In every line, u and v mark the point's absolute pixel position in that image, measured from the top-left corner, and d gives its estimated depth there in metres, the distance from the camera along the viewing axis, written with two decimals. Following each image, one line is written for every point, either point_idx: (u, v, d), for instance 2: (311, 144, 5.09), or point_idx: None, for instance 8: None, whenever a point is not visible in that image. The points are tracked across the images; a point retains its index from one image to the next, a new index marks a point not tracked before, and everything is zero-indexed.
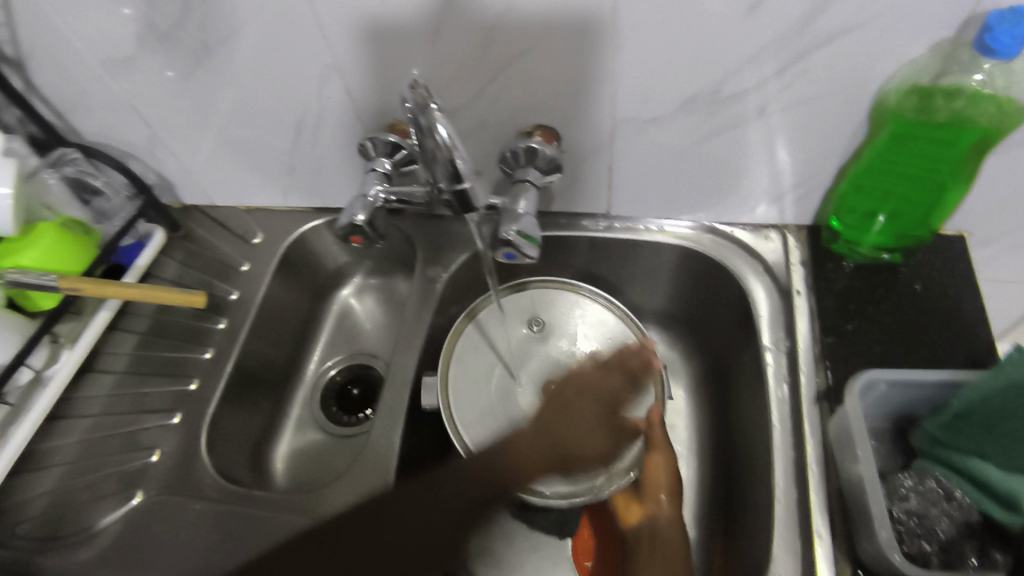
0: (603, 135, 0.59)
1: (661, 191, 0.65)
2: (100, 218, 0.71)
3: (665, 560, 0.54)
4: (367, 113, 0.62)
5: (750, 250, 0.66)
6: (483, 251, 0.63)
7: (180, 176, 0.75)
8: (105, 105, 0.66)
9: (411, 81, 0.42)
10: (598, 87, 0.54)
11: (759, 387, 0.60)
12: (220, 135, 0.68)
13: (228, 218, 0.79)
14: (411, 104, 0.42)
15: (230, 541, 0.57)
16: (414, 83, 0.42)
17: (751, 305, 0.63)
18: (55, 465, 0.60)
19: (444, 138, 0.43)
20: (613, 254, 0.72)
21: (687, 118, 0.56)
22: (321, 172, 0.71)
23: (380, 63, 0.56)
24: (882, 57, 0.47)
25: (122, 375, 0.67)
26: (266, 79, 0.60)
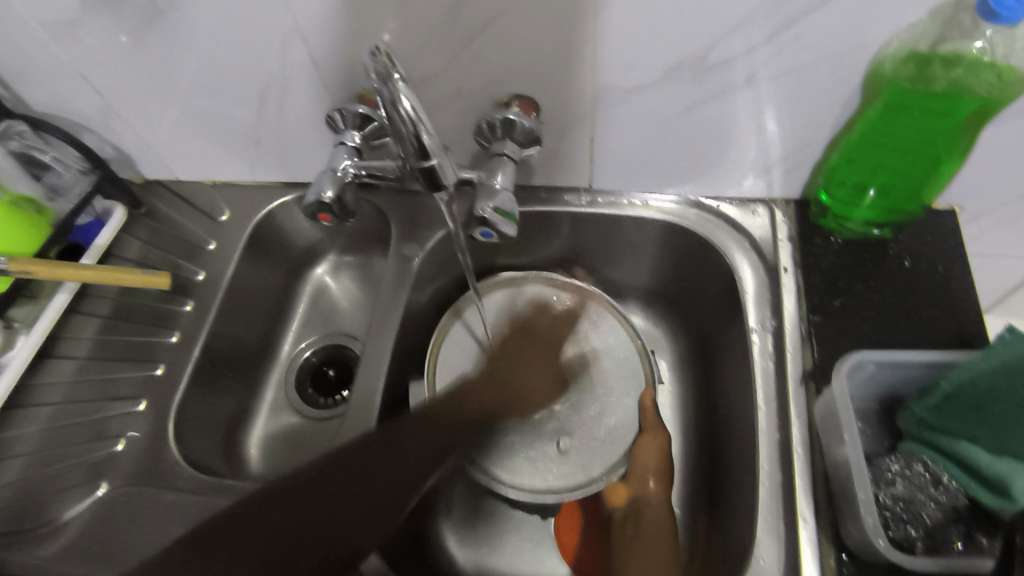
0: (585, 104, 0.55)
1: (645, 165, 0.62)
2: (53, 195, 0.66)
3: (649, 539, 0.54)
4: (334, 81, 0.58)
5: (737, 225, 0.64)
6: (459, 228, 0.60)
7: (140, 149, 0.71)
8: (52, 73, 0.61)
9: (372, 46, 0.38)
10: (578, 52, 0.51)
11: (744, 367, 0.58)
12: (179, 106, 0.64)
13: (193, 193, 0.75)
14: (374, 74, 0.39)
15: None
16: (374, 51, 0.38)
17: (738, 283, 0.61)
18: (16, 456, 0.58)
19: (409, 111, 0.39)
20: (595, 230, 0.69)
21: (673, 87, 0.53)
22: (289, 145, 0.67)
23: (346, 27, 0.52)
24: (879, 22, 0.45)
25: (86, 361, 0.65)
26: (223, 44, 0.56)
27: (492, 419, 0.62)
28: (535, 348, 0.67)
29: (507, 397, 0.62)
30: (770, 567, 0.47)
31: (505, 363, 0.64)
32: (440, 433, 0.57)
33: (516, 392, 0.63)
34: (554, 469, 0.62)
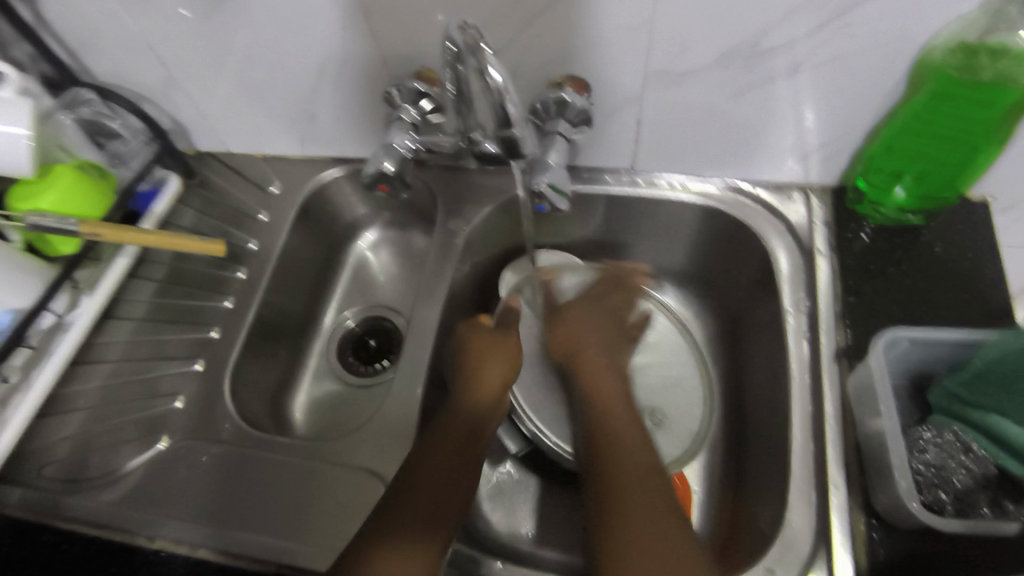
0: (636, 87, 0.58)
1: (689, 148, 0.64)
2: (116, 161, 0.70)
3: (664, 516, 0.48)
4: (393, 59, 0.60)
5: (774, 210, 0.66)
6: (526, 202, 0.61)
7: (196, 121, 0.73)
8: (119, 43, 0.63)
9: (462, 21, 0.42)
10: (633, 36, 0.53)
11: (778, 346, 0.61)
12: (237, 79, 0.66)
13: (243, 165, 0.78)
14: (461, 45, 0.42)
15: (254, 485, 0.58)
16: (463, 26, 0.42)
17: (773, 264, 0.63)
18: (79, 408, 0.62)
19: (498, 81, 0.42)
20: (635, 212, 0.72)
21: (722, 72, 0.55)
22: (341, 120, 0.69)
23: (412, 5, 0.54)
24: (927, 13, 0.47)
25: (141, 323, 0.68)
26: (288, 20, 0.58)
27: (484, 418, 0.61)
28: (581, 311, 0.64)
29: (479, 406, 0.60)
30: (801, 530, 0.50)
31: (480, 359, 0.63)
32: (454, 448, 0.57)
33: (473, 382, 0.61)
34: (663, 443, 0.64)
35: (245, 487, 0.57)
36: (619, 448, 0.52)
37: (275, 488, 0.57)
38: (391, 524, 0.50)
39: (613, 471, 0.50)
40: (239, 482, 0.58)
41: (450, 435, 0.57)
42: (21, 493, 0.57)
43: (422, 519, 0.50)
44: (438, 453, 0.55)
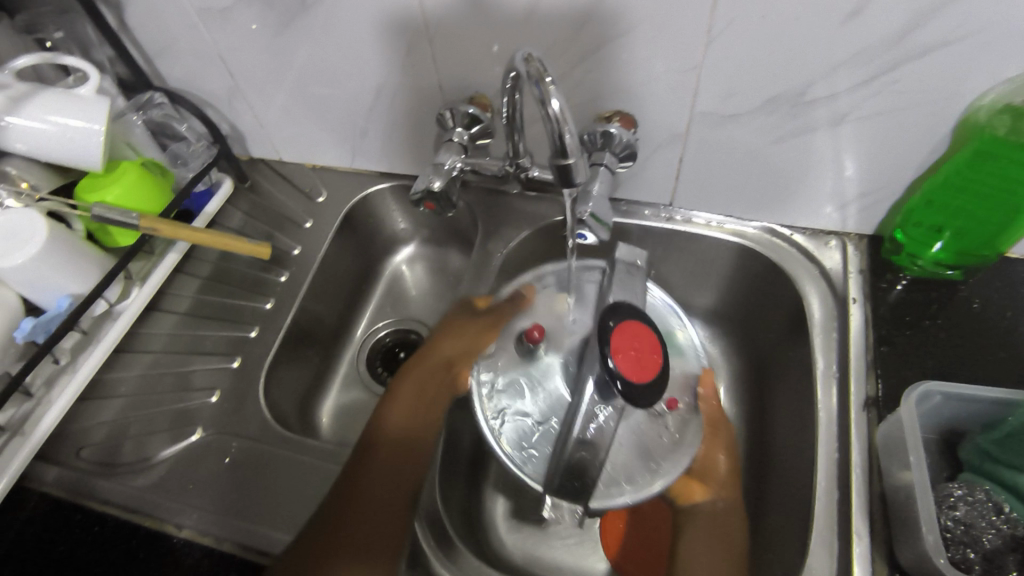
0: (681, 126, 0.59)
1: (731, 188, 0.65)
2: (178, 162, 0.73)
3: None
4: (450, 83, 0.62)
5: (810, 256, 0.66)
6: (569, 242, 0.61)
7: (254, 130, 0.77)
8: (192, 52, 0.67)
9: (527, 53, 0.43)
10: (685, 77, 0.55)
11: (807, 390, 0.60)
12: (298, 93, 0.69)
13: (294, 173, 0.81)
14: (525, 75, 0.44)
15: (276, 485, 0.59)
16: (528, 58, 0.43)
17: (805, 310, 0.63)
18: (119, 395, 0.65)
19: (556, 110, 0.44)
20: (669, 247, 0.72)
21: (767, 117, 0.56)
22: (393, 139, 0.72)
23: (471, 34, 0.57)
24: (974, 75, 0.48)
25: (184, 317, 0.71)
26: (353, 42, 0.61)
27: (415, 442, 0.62)
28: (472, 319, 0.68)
29: (405, 432, 0.63)
30: None
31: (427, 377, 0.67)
32: (385, 457, 0.61)
33: (410, 429, 0.63)
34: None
35: (266, 487, 0.58)
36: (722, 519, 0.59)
37: (295, 488, 0.58)
38: (322, 553, 0.54)
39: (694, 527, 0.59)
40: (258, 483, 0.59)
41: (387, 451, 0.61)
42: (56, 471, 0.60)
43: (352, 549, 0.54)
44: (371, 469, 0.59)
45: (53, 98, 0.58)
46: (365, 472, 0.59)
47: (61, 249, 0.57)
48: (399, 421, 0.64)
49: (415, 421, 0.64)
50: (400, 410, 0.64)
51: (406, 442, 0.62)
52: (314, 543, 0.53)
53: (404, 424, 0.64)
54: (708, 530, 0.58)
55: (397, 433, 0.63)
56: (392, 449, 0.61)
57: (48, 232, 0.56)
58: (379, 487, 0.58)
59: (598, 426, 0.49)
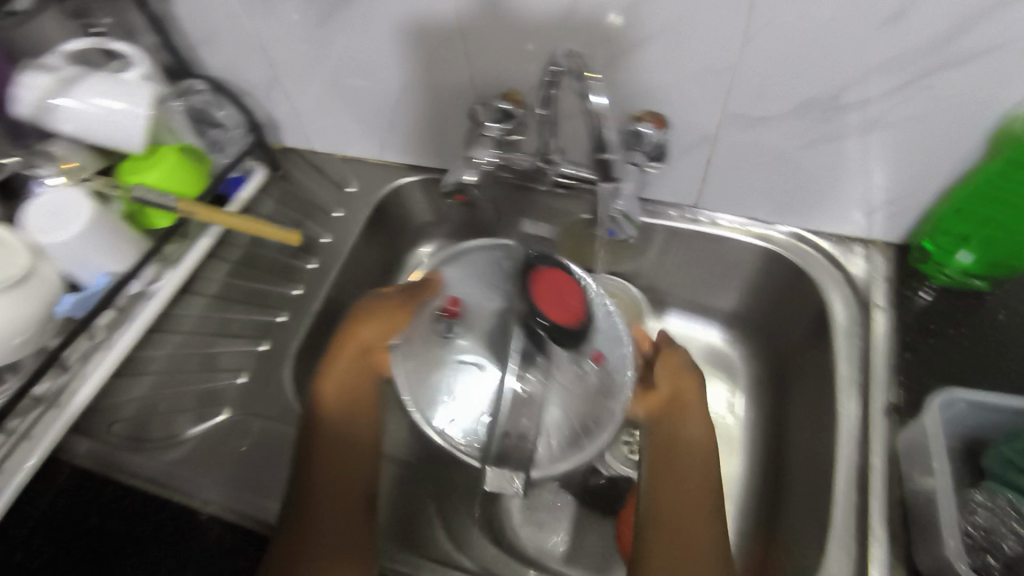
0: (713, 128, 0.60)
1: (758, 191, 0.66)
2: (215, 148, 0.75)
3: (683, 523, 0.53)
4: (485, 79, 0.63)
5: (835, 262, 0.67)
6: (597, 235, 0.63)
7: (288, 119, 0.78)
8: (234, 41, 0.69)
9: (568, 49, 0.47)
10: (719, 79, 0.55)
11: (828, 394, 0.61)
12: (334, 84, 0.70)
13: (324, 163, 0.82)
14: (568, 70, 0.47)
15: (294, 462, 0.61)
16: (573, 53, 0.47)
17: (828, 315, 0.64)
18: (148, 372, 0.66)
19: None
20: (692, 248, 0.73)
21: (799, 121, 0.57)
22: (424, 132, 0.73)
23: (508, 30, 0.57)
24: (1011, 84, 0.48)
25: (213, 299, 0.72)
26: (391, 35, 0.62)
27: (346, 468, 0.56)
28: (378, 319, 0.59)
29: (348, 449, 0.57)
30: None
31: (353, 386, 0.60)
32: (329, 456, 0.56)
33: (351, 437, 0.58)
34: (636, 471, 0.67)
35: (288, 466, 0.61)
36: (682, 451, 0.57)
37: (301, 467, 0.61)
38: (305, 532, 0.52)
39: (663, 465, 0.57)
40: (280, 460, 0.61)
41: (327, 449, 0.56)
42: (88, 444, 0.60)
43: (325, 535, 0.52)
44: (320, 468, 0.55)
45: (101, 83, 0.60)
46: (314, 463, 0.55)
47: (105, 229, 0.59)
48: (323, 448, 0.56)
49: (341, 423, 0.58)
50: (327, 418, 0.58)
51: (329, 466, 0.55)
52: (298, 525, 0.52)
53: (343, 414, 0.59)
54: (667, 458, 0.57)
55: (338, 411, 0.58)
56: (333, 444, 0.57)
57: (92, 211, 0.57)
58: (332, 490, 0.54)
59: (530, 421, 0.46)
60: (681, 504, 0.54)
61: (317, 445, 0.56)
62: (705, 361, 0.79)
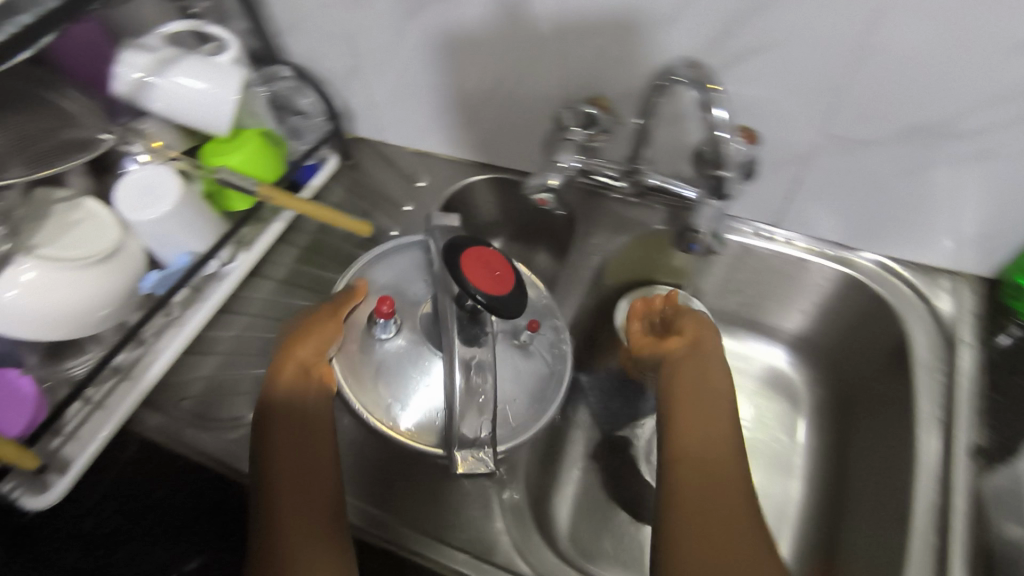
0: (805, 147, 0.58)
1: (843, 214, 0.64)
2: (294, 135, 0.76)
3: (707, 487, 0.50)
4: (573, 82, 0.62)
5: (920, 293, 0.64)
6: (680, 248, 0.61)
7: (364, 110, 0.79)
8: (322, 30, 0.69)
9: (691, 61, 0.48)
10: (820, 97, 0.54)
11: (905, 429, 0.59)
12: (416, 78, 0.71)
13: (395, 156, 0.82)
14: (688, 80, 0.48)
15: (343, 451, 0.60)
16: (692, 66, 0.48)
17: (909, 346, 0.61)
18: (215, 352, 0.67)
19: None
20: (766, 268, 0.71)
21: (899, 146, 0.55)
22: (501, 131, 0.73)
23: (604, 36, 0.57)
24: None
25: (280, 284, 0.73)
26: (482, 33, 0.62)
27: (308, 457, 0.53)
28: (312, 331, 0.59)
29: (292, 433, 0.54)
30: None
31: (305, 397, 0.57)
32: (281, 432, 0.54)
33: (294, 419, 0.55)
34: None
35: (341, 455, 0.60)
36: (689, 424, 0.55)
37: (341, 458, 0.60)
38: (273, 526, 0.50)
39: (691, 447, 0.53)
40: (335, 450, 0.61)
41: (283, 424, 0.55)
42: (158, 419, 0.61)
43: (292, 518, 0.50)
44: (282, 452, 0.53)
45: (196, 64, 0.61)
46: (275, 446, 0.53)
47: (190, 211, 0.60)
48: (287, 436, 0.54)
49: (282, 415, 0.55)
50: (282, 409, 0.55)
51: (281, 460, 0.53)
52: (275, 515, 0.50)
53: (289, 398, 0.56)
54: (695, 409, 0.56)
55: (283, 405, 0.55)
56: (271, 423, 0.55)
57: (180, 191, 0.59)
58: (289, 476, 0.52)
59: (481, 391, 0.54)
60: (710, 490, 0.50)
61: (266, 429, 0.54)
62: (763, 382, 0.77)
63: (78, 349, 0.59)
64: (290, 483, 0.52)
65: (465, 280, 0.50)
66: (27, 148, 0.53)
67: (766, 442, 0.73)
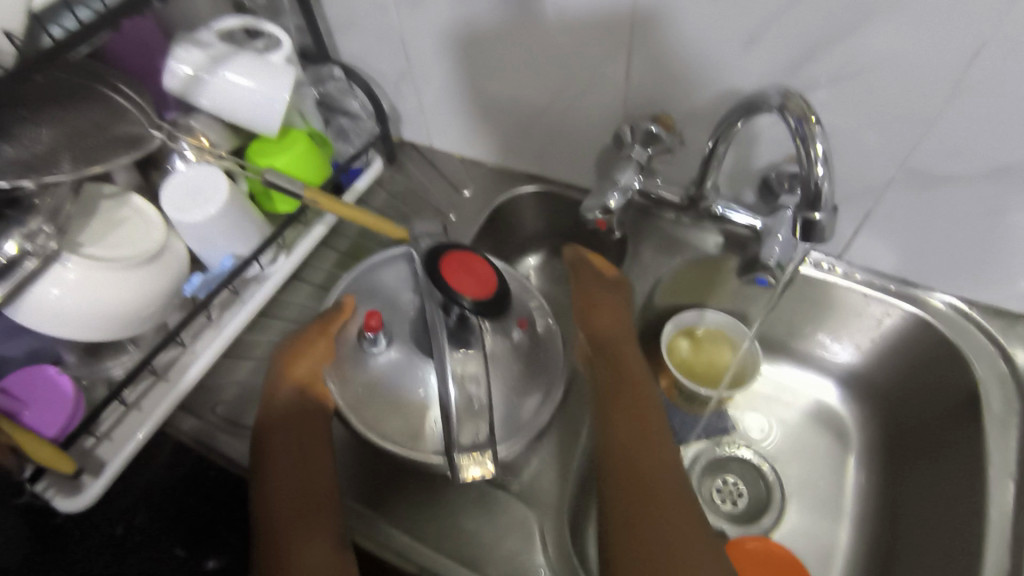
0: (881, 181, 0.55)
1: (913, 250, 0.60)
2: (341, 136, 0.74)
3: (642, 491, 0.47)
4: (634, 100, 0.60)
5: (992, 339, 0.61)
6: (741, 279, 0.56)
7: (412, 114, 0.77)
8: (376, 32, 0.68)
9: (786, 90, 0.44)
10: (905, 131, 0.51)
11: (974, 487, 0.55)
12: (470, 86, 0.68)
13: (440, 161, 0.80)
14: (785, 111, 0.43)
15: (376, 471, 0.59)
16: (787, 94, 0.44)
17: (981, 396, 0.58)
18: (252, 357, 0.66)
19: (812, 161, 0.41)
20: (821, 300, 0.68)
21: (988, 186, 0.52)
22: (553, 144, 0.70)
23: (673, 53, 0.54)
24: None
25: (319, 289, 0.72)
26: (542, 44, 0.59)
27: (306, 464, 0.52)
28: (304, 350, 0.57)
29: (292, 443, 0.53)
30: None
31: (304, 414, 0.55)
32: (278, 440, 0.54)
33: (293, 430, 0.54)
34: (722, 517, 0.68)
35: (378, 476, 0.58)
36: (630, 427, 0.52)
37: (368, 475, 0.58)
38: (272, 535, 0.49)
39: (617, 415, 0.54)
40: (369, 468, 0.59)
41: (279, 431, 0.54)
42: (193, 423, 0.60)
43: (294, 523, 0.49)
44: (277, 455, 0.53)
45: (248, 62, 0.59)
46: (271, 453, 0.53)
47: (236, 214, 0.58)
48: (285, 447, 0.53)
49: (280, 431, 0.54)
50: (278, 421, 0.54)
51: (279, 472, 0.52)
52: (272, 522, 0.50)
53: (285, 411, 0.55)
54: (620, 403, 0.55)
55: (282, 411, 0.55)
56: (269, 434, 0.54)
57: (229, 193, 0.57)
58: (285, 482, 0.51)
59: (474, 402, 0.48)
60: (634, 488, 0.48)
61: (266, 442, 0.54)
62: (807, 415, 0.74)
63: (116, 349, 0.58)
64: (284, 469, 0.52)
65: (446, 288, 0.50)
66: (77, 144, 0.50)
67: (813, 482, 0.70)
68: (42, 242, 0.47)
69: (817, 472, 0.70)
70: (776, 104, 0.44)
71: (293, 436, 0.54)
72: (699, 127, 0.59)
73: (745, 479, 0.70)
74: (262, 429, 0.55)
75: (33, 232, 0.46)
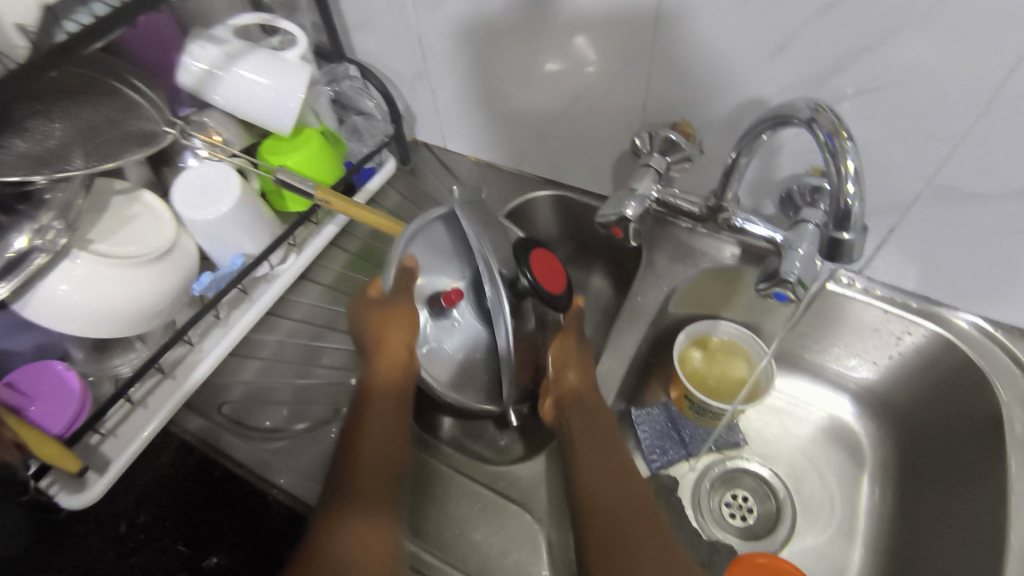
0: (907, 196, 0.54)
1: (938, 267, 0.59)
2: (355, 135, 0.73)
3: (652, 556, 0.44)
4: (654, 107, 0.59)
5: (1015, 360, 0.59)
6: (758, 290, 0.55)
7: (427, 115, 0.76)
8: (393, 31, 0.67)
9: (815, 102, 0.42)
10: (934, 146, 0.49)
11: (997, 515, 0.53)
12: (486, 87, 0.67)
13: (454, 163, 0.80)
14: (814, 123, 0.42)
15: None
16: (817, 107, 0.42)
17: (1005, 420, 0.56)
18: (259, 357, 0.66)
19: None
20: (839, 314, 0.66)
21: (1019, 206, 0.50)
22: (569, 149, 0.69)
23: (697, 60, 0.53)
24: None
25: (328, 289, 0.71)
26: (561, 48, 0.58)
27: (392, 451, 0.51)
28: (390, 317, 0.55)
29: (387, 420, 0.53)
30: None
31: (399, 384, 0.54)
32: (375, 418, 0.53)
33: (389, 405, 0.54)
34: (728, 531, 0.67)
35: None
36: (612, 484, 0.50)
37: None
38: (346, 502, 0.47)
39: (592, 483, 0.50)
40: None
41: (377, 407, 0.53)
42: (199, 422, 0.60)
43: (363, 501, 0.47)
44: (372, 426, 0.52)
45: (264, 59, 0.58)
46: (365, 424, 0.52)
47: (247, 212, 0.57)
48: (380, 427, 0.52)
49: (386, 405, 0.53)
50: (378, 397, 0.54)
51: (368, 445, 0.51)
52: (343, 494, 0.48)
53: (385, 394, 0.54)
54: (597, 454, 0.52)
55: (384, 392, 0.54)
56: (370, 408, 0.53)
57: (240, 191, 0.56)
58: (369, 457, 0.50)
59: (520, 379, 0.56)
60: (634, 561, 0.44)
61: (357, 419, 0.53)
62: (821, 431, 0.72)
63: (124, 346, 0.58)
64: (371, 445, 0.51)
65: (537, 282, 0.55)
66: (89, 140, 0.49)
67: (827, 501, 0.68)
68: (50, 238, 0.46)
69: (830, 492, 0.69)
70: (805, 117, 0.42)
71: (389, 419, 0.53)
72: (720, 136, 0.58)
73: (756, 496, 0.69)
74: (358, 404, 0.54)
75: (42, 228, 0.46)
